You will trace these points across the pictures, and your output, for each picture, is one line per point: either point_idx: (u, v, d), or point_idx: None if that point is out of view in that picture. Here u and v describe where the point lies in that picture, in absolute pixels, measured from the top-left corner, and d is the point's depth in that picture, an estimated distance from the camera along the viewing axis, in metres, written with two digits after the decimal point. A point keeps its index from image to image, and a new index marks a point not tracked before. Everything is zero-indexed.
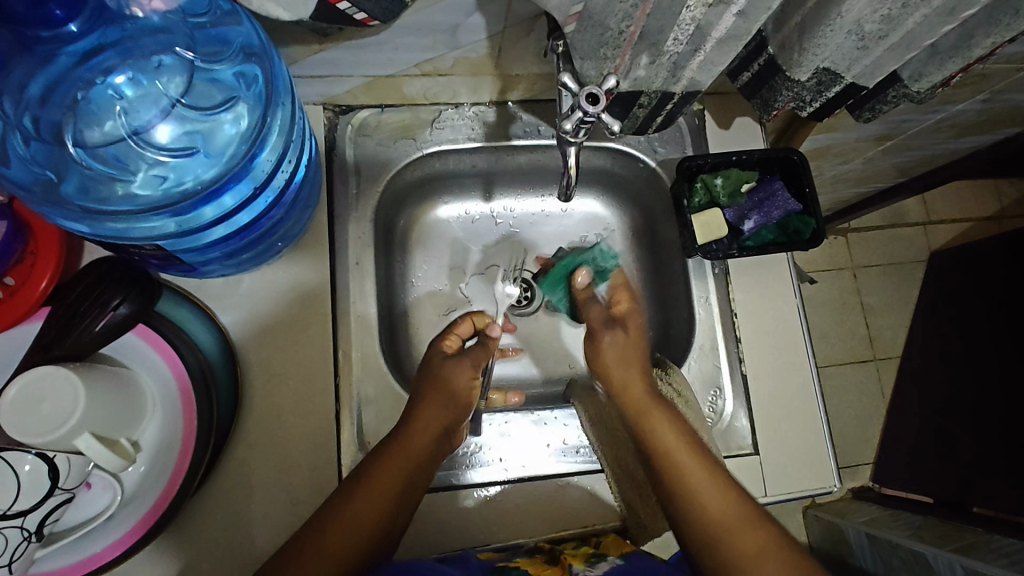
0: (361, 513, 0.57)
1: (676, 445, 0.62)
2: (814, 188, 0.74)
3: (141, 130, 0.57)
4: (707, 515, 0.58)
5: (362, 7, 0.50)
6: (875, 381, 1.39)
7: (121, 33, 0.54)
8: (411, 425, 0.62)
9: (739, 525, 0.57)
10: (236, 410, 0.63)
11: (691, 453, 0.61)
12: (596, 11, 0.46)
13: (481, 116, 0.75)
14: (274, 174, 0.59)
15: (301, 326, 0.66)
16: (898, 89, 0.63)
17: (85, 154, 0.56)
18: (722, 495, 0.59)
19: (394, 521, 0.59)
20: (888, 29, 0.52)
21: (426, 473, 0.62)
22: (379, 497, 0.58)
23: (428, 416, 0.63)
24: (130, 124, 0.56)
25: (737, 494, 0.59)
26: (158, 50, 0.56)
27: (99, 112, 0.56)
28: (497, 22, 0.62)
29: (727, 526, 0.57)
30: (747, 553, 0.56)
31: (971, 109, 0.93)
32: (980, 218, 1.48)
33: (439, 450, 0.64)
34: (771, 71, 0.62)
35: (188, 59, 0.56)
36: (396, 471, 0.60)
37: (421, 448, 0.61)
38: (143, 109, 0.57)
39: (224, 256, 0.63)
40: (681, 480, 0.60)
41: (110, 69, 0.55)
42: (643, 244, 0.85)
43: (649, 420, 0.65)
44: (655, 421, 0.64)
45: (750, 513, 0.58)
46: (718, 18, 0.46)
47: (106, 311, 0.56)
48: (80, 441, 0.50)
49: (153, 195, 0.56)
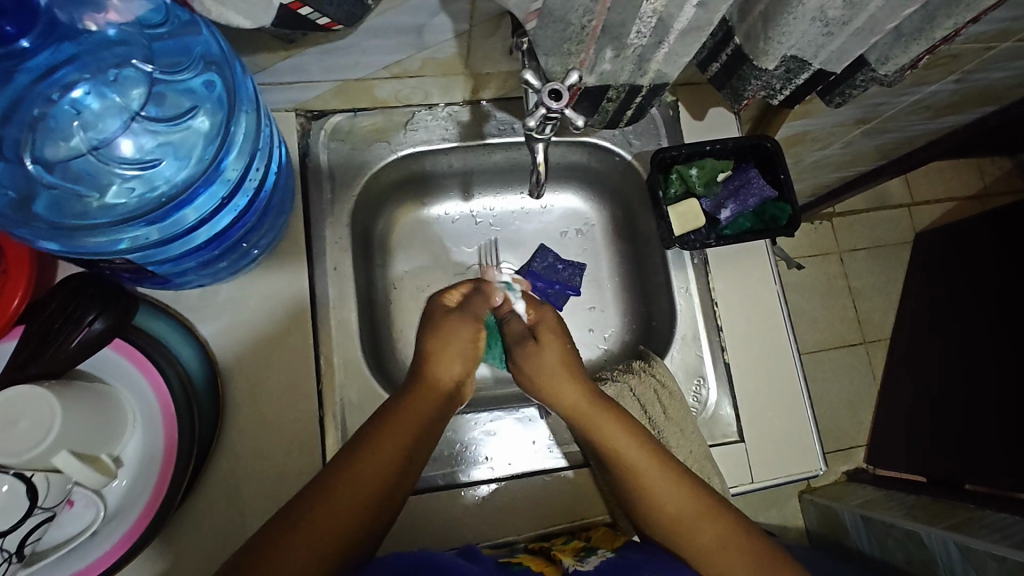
0: (340, 508, 0.53)
1: (626, 447, 0.62)
2: (789, 174, 0.74)
3: (103, 145, 0.57)
4: (665, 514, 0.60)
5: (324, 11, 0.50)
6: (864, 363, 1.40)
7: (75, 48, 0.53)
8: (395, 410, 0.60)
9: (699, 523, 0.59)
10: (219, 418, 0.63)
11: (642, 450, 0.62)
12: (556, 8, 0.46)
13: (455, 116, 0.75)
14: (247, 172, 0.59)
15: (281, 334, 0.66)
16: (866, 73, 0.64)
17: (49, 171, 0.56)
18: (683, 494, 0.60)
19: (379, 514, 0.56)
20: (851, 14, 0.52)
21: (417, 462, 0.60)
22: (358, 488, 0.54)
23: (416, 402, 0.61)
24: (91, 139, 0.57)
25: (697, 491, 0.60)
26: (117, 63, 0.55)
27: (61, 129, 0.56)
28: (463, 21, 0.62)
29: (687, 524, 0.59)
30: (703, 545, 0.59)
31: (945, 90, 0.94)
32: (962, 198, 1.49)
33: (430, 433, 0.61)
34: (740, 60, 0.62)
35: (147, 71, 0.56)
36: (380, 461, 0.56)
37: (406, 430, 0.58)
38: (105, 124, 0.57)
39: (199, 266, 0.62)
40: (637, 483, 0.61)
41: (69, 84, 0.55)
42: (624, 237, 0.86)
43: (595, 424, 0.63)
44: (601, 423, 0.63)
45: (711, 510, 0.60)
46: (679, 10, 0.46)
47: (81, 326, 0.55)
48: (58, 458, 0.50)
49: (130, 202, 0.57)
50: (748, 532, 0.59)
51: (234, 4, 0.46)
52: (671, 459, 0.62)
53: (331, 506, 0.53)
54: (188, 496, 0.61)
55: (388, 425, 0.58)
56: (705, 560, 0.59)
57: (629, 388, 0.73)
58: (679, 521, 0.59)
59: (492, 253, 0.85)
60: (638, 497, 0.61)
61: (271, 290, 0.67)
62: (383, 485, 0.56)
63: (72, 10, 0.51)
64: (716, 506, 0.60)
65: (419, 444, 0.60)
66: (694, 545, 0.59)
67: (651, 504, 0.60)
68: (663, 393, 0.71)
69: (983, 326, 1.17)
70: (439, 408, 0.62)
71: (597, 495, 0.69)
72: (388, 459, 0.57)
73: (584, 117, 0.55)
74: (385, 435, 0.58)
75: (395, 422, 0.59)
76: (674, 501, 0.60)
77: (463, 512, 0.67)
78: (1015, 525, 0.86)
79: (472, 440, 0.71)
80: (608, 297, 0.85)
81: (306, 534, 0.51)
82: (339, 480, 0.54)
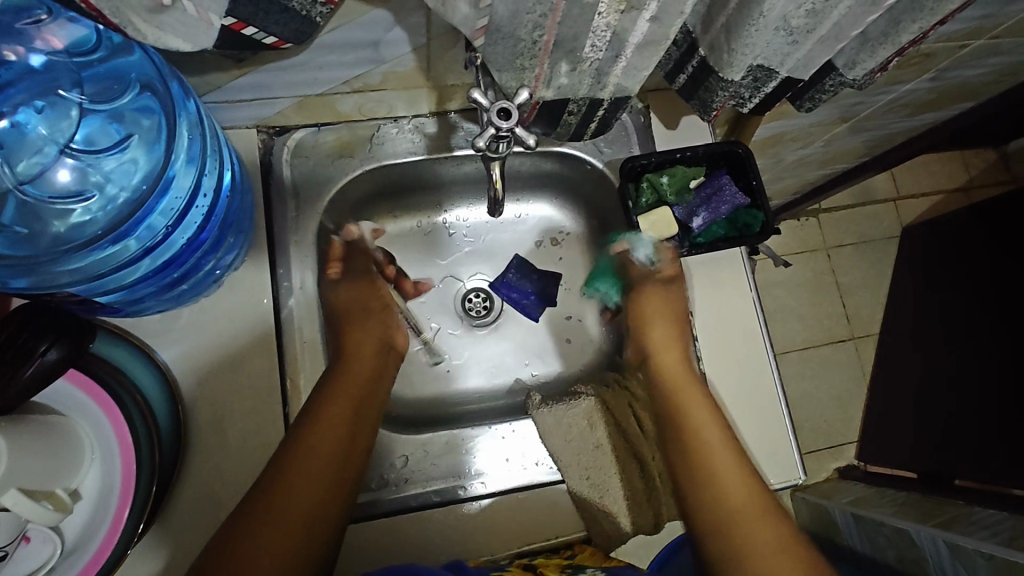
0: (298, 504, 0.56)
1: (705, 423, 0.65)
2: (762, 180, 0.73)
3: (33, 179, 0.56)
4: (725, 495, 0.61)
5: (269, 30, 0.48)
6: (853, 361, 1.40)
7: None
8: (326, 393, 0.62)
9: (747, 510, 0.60)
10: (181, 440, 0.62)
11: (717, 430, 0.65)
12: (504, 23, 0.45)
13: (421, 128, 0.73)
14: (199, 181, 0.58)
15: (244, 358, 0.65)
16: (835, 78, 0.63)
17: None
18: (741, 484, 0.62)
19: (336, 511, 0.58)
20: (815, 23, 0.51)
21: (359, 446, 0.61)
22: (310, 481, 0.57)
23: (345, 384, 0.63)
24: (16, 176, 0.55)
25: (754, 482, 0.62)
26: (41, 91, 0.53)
27: None
28: (421, 34, 0.60)
29: (736, 513, 0.60)
30: (750, 538, 0.58)
31: (922, 88, 0.93)
32: (948, 191, 1.48)
33: (366, 412, 0.63)
34: (705, 72, 0.61)
35: (77, 100, 0.55)
36: (322, 449, 0.58)
37: (342, 414, 0.60)
38: (30, 157, 0.55)
39: (158, 290, 0.61)
40: (704, 462, 0.63)
41: None
42: (599, 245, 0.84)
43: (684, 397, 0.67)
44: (690, 399, 0.67)
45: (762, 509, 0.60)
46: (633, 24, 0.45)
47: (33, 358, 0.54)
48: (7, 499, 0.48)
49: (96, 220, 0.57)
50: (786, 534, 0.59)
51: (174, 27, 0.44)
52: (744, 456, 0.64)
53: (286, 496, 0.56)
54: (156, 520, 0.59)
55: (321, 415, 0.60)
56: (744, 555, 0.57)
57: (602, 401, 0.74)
58: (726, 506, 0.60)
59: (465, 265, 0.84)
60: (699, 470, 0.63)
61: (234, 312, 0.66)
62: (334, 477, 0.58)
63: None
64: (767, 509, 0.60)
65: (356, 427, 0.61)
66: (740, 537, 0.58)
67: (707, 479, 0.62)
68: (636, 404, 0.73)
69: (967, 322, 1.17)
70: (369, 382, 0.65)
71: (573, 512, 0.67)
72: (329, 448, 0.59)
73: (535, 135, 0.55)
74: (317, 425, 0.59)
75: (330, 409, 0.60)
76: (732, 488, 0.61)
77: (436, 532, 0.66)
78: (1002, 522, 0.86)
79: (444, 458, 0.69)
80: (584, 306, 0.84)
81: (269, 529, 0.54)
82: (292, 471, 0.57)
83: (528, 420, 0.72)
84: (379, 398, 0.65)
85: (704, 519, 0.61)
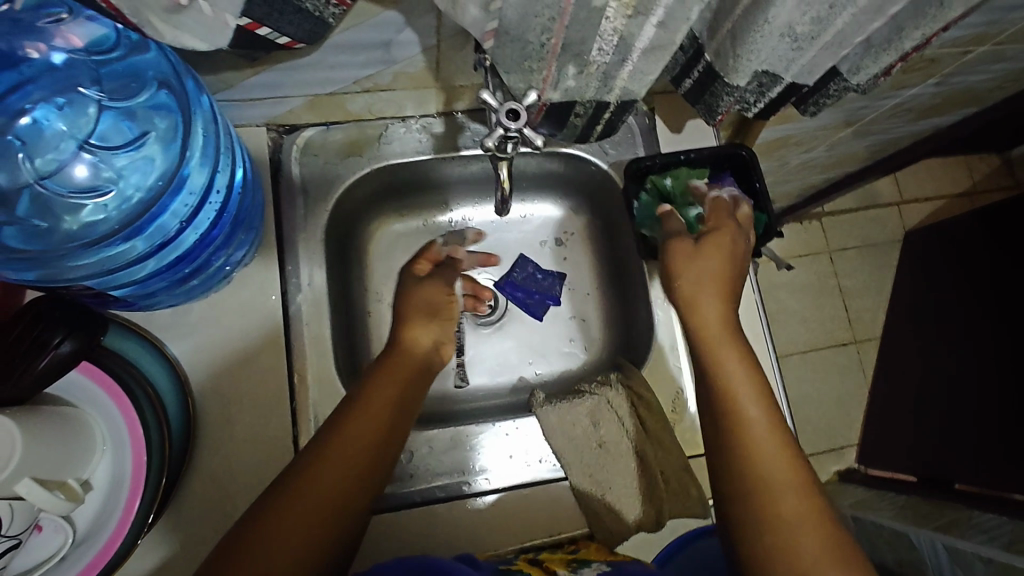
0: (317, 497, 0.52)
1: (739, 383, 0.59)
2: (764, 182, 0.74)
3: (52, 174, 0.58)
4: (756, 459, 0.55)
5: (283, 31, 0.49)
6: (856, 366, 1.40)
7: (19, 76, 0.53)
8: (360, 398, 0.59)
9: (786, 479, 0.53)
10: (190, 436, 0.62)
11: (755, 393, 0.58)
12: (513, 27, 0.45)
13: (429, 128, 0.74)
14: (212, 178, 0.58)
15: (253, 353, 0.66)
16: (839, 83, 0.64)
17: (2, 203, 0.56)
18: (781, 450, 0.55)
19: (355, 510, 0.54)
20: (820, 29, 0.51)
21: (388, 454, 0.58)
22: (334, 479, 0.53)
23: (382, 388, 0.60)
24: (38, 170, 0.57)
25: (793, 448, 0.56)
26: (60, 89, 0.56)
27: (9, 159, 0.56)
28: (431, 36, 0.61)
29: (772, 479, 0.53)
30: (785, 512, 0.52)
31: (926, 92, 0.93)
32: (951, 195, 1.48)
33: (400, 419, 0.60)
34: (710, 77, 0.62)
35: (95, 97, 0.57)
36: (354, 449, 0.55)
37: (374, 417, 0.58)
38: (54, 153, 0.58)
39: (170, 286, 0.62)
40: (735, 422, 0.57)
41: (19, 112, 0.56)
42: (603, 245, 0.85)
43: (718, 354, 0.61)
44: (727, 356, 0.61)
45: (803, 481, 0.54)
46: (640, 29, 0.46)
47: (47, 349, 0.55)
48: (22, 487, 0.49)
49: (109, 218, 0.58)
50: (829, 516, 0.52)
51: (190, 26, 0.44)
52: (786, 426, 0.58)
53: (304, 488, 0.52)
54: (163, 513, 0.60)
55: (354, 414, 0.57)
56: (781, 530, 0.51)
57: (606, 401, 0.73)
58: (761, 469, 0.54)
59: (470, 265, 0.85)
60: (734, 437, 0.57)
61: (243, 308, 0.67)
62: (358, 479, 0.55)
63: (12, 38, 0.50)
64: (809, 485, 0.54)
65: (389, 435, 0.58)
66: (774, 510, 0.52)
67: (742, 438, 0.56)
68: (641, 405, 0.72)
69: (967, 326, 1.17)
70: (404, 390, 0.62)
71: (575, 509, 0.68)
72: (361, 449, 0.55)
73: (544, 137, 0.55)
74: (349, 424, 0.56)
75: (365, 410, 0.58)
76: (768, 452, 0.55)
77: (442, 527, 0.66)
78: (1001, 526, 0.86)
79: (449, 455, 0.70)
80: (588, 306, 0.85)
81: (287, 525, 0.50)
82: (318, 469, 0.53)
83: (531, 418, 0.73)
84: (413, 406, 0.62)
85: (734, 480, 0.55)
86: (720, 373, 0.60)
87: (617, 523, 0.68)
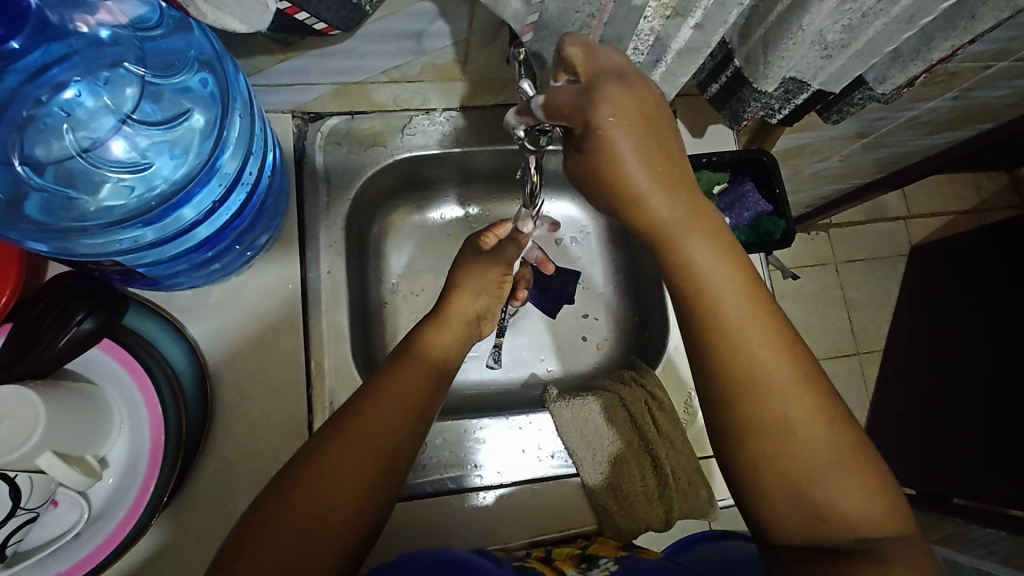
0: (327, 496, 0.50)
1: (710, 266, 0.48)
2: (785, 188, 0.75)
3: (92, 148, 0.58)
4: (741, 366, 0.47)
5: (321, 17, 0.50)
6: (857, 375, 1.38)
7: (66, 48, 0.54)
8: (376, 393, 0.57)
9: (781, 383, 0.47)
10: (208, 417, 0.62)
11: (727, 274, 0.49)
12: (553, 21, 0.46)
13: (453, 122, 0.74)
14: (245, 164, 0.59)
15: (271, 337, 0.66)
16: (864, 92, 0.64)
17: (34, 172, 0.56)
18: (764, 345, 0.47)
19: (370, 508, 0.52)
20: (850, 38, 0.52)
21: (406, 452, 0.56)
22: (354, 465, 0.52)
23: (401, 379, 0.58)
24: (80, 142, 0.57)
25: (784, 337, 0.49)
26: (107, 64, 0.56)
27: (51, 129, 0.56)
28: (462, 30, 0.62)
29: (762, 396, 0.47)
30: (789, 433, 0.46)
31: (943, 107, 0.94)
32: (959, 212, 1.49)
33: (425, 409, 0.58)
34: (739, 83, 0.62)
35: (139, 74, 0.57)
36: (367, 445, 0.53)
37: (391, 414, 0.56)
38: (92, 127, 0.58)
39: (193, 268, 0.63)
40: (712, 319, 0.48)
41: (61, 84, 0.55)
42: (618, 245, 0.86)
43: (678, 242, 0.48)
44: (687, 245, 0.48)
45: (802, 382, 0.47)
46: (677, 30, 0.47)
47: (70, 326, 0.56)
48: (42, 460, 0.50)
49: (128, 204, 0.58)
50: (837, 418, 0.47)
51: (230, 8, 0.44)
52: (774, 308, 0.50)
53: (326, 477, 0.51)
54: (175, 496, 0.60)
55: (375, 401, 0.56)
56: (784, 458, 0.46)
57: (619, 398, 0.74)
58: (747, 387, 0.47)
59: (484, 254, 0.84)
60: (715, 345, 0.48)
61: (262, 293, 0.67)
62: (379, 463, 0.53)
63: (63, 10, 0.52)
64: (811, 385, 0.47)
65: (411, 429, 0.56)
66: (778, 435, 0.46)
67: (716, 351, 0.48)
68: (654, 405, 0.72)
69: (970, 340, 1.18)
70: (427, 380, 0.60)
71: (585, 505, 0.69)
72: (385, 435, 0.55)
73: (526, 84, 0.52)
74: (373, 413, 0.55)
75: (379, 406, 0.56)
76: (754, 361, 0.47)
77: (453, 520, 0.67)
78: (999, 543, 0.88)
79: (461, 447, 0.70)
80: (602, 305, 0.85)
81: (290, 522, 0.49)
82: (324, 466, 0.51)
83: (546, 414, 0.73)
84: (435, 403, 0.60)
85: (716, 406, 0.49)
86: (682, 273, 0.49)
87: (628, 522, 0.67)
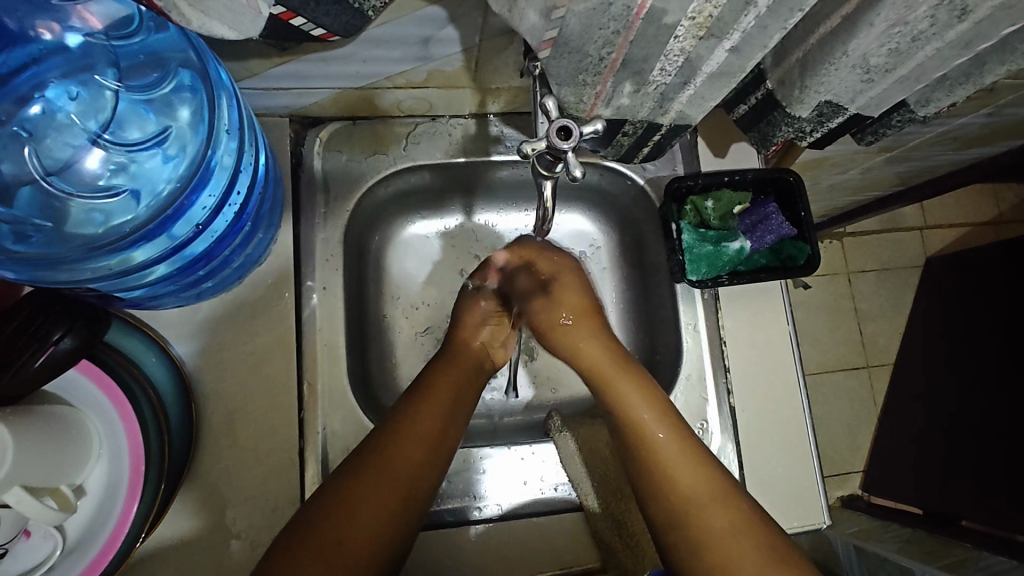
0: (359, 519, 0.51)
1: (642, 408, 0.61)
2: (810, 212, 0.70)
3: (61, 168, 0.54)
4: (674, 488, 0.56)
5: (318, 21, 0.45)
6: (866, 389, 1.31)
7: (28, 58, 0.49)
8: (410, 413, 0.57)
9: (704, 503, 0.55)
10: (191, 445, 0.59)
11: (658, 417, 0.60)
12: (574, 37, 0.41)
13: (462, 129, 0.71)
14: (241, 157, 0.55)
15: (261, 357, 0.62)
16: (903, 114, 0.58)
17: (2, 198, 0.52)
18: (680, 449, 0.58)
19: (396, 531, 0.52)
20: (896, 63, 0.47)
21: (431, 477, 0.56)
22: (382, 497, 0.52)
23: (429, 405, 0.58)
24: (43, 164, 0.53)
25: (705, 462, 0.58)
26: (75, 71, 0.52)
27: (15, 150, 0.52)
28: (473, 36, 0.57)
29: (693, 505, 0.55)
30: (701, 509, 0.55)
31: (975, 122, 0.88)
32: (978, 223, 1.38)
33: (450, 435, 0.59)
34: (769, 105, 0.57)
35: (113, 87, 0.53)
36: (397, 473, 0.54)
37: (423, 436, 0.56)
38: (59, 147, 0.53)
39: (180, 287, 0.59)
40: (642, 448, 0.59)
41: (25, 97, 0.51)
42: (631, 261, 0.81)
43: (617, 388, 0.62)
44: (624, 389, 0.62)
45: (718, 487, 0.56)
46: (710, 52, 0.43)
47: (46, 346, 0.52)
48: (9, 495, 0.46)
49: (112, 226, 0.54)
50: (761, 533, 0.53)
51: (219, 12, 0.40)
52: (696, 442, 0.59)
53: (351, 511, 0.51)
54: (160, 523, 0.57)
55: (404, 430, 0.56)
56: (707, 541, 0.53)
57: None
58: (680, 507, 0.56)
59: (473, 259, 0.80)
60: (649, 470, 0.58)
61: (250, 310, 0.63)
62: (409, 488, 0.54)
63: (23, 16, 0.47)
64: (726, 492, 0.56)
65: (437, 460, 0.57)
66: (692, 508, 0.55)
67: (658, 481, 0.57)
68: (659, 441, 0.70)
69: (980, 355, 1.13)
70: (451, 406, 0.60)
71: (588, 541, 0.65)
72: (410, 467, 0.54)
73: (552, 98, 0.46)
74: (401, 438, 0.55)
75: (412, 426, 0.56)
76: (704, 501, 0.55)
77: (442, 553, 0.63)
78: None
79: (460, 477, 0.67)
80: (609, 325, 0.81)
81: (319, 544, 0.49)
82: (356, 488, 0.52)
83: (549, 443, 0.70)
84: (459, 423, 0.61)
85: (663, 508, 0.56)
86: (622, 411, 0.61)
87: (633, 561, 0.65)
